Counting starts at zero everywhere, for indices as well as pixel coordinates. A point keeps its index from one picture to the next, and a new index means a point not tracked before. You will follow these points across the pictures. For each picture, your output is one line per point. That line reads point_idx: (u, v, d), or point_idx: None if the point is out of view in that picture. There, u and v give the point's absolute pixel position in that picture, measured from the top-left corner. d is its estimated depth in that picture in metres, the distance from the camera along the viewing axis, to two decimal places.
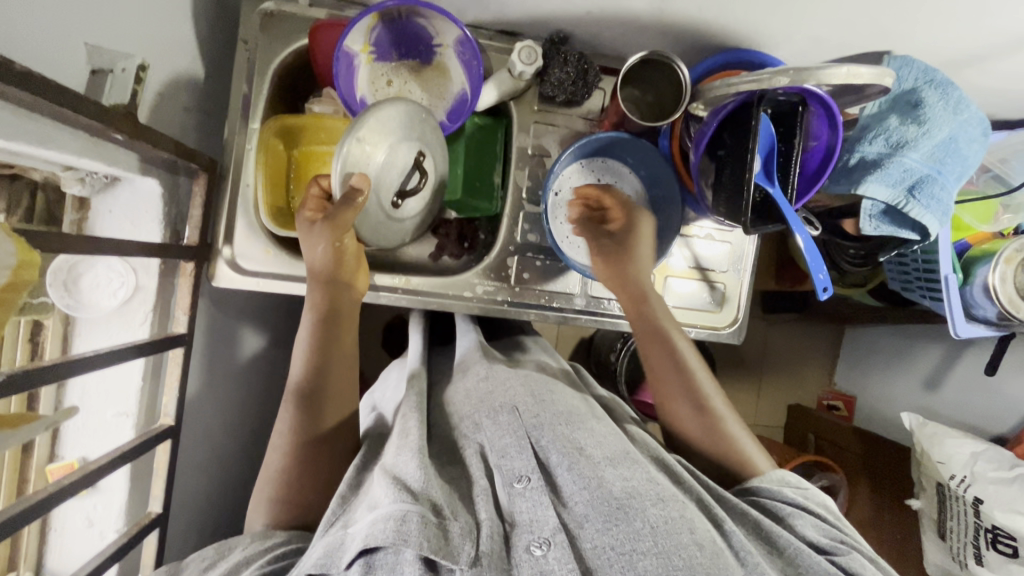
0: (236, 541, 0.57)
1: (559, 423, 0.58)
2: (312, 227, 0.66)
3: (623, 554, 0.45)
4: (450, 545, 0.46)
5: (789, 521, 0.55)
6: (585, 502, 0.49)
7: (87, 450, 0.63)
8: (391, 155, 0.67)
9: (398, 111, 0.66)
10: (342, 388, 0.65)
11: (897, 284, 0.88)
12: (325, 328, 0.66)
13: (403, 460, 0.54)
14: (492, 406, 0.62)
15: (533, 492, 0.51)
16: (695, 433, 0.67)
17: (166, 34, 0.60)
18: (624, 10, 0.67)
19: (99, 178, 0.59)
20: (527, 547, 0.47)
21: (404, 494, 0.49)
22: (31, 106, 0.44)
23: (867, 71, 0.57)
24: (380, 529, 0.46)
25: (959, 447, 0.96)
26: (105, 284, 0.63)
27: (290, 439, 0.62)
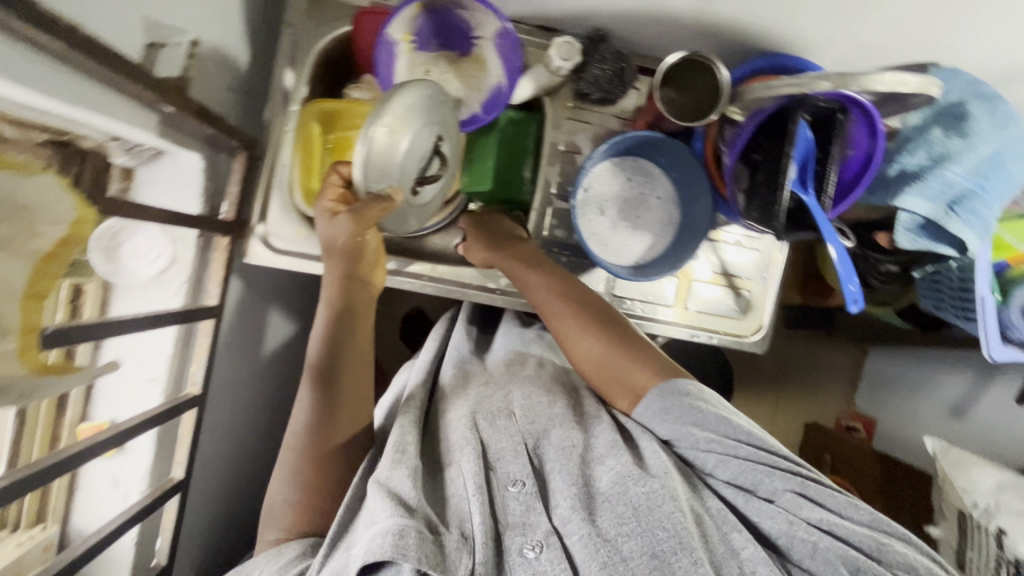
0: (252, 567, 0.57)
1: (555, 426, 0.60)
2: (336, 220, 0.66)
3: (607, 540, 0.49)
4: (446, 559, 0.48)
5: (720, 467, 0.55)
6: (572, 497, 0.52)
7: (117, 413, 0.66)
8: (416, 143, 0.64)
9: (421, 96, 0.63)
10: (355, 384, 0.66)
11: (928, 302, 0.85)
12: (338, 324, 0.66)
13: (396, 476, 0.54)
14: (490, 409, 0.63)
15: (526, 496, 0.54)
16: (603, 376, 0.65)
17: (219, 14, 0.62)
18: (665, 9, 0.67)
19: (145, 150, 0.62)
20: (520, 550, 0.50)
21: (401, 509, 0.50)
22: (91, 74, 0.46)
23: (913, 79, 0.56)
24: (378, 544, 0.46)
25: (985, 476, 0.94)
26: (143, 252, 0.63)
27: (304, 432, 0.63)
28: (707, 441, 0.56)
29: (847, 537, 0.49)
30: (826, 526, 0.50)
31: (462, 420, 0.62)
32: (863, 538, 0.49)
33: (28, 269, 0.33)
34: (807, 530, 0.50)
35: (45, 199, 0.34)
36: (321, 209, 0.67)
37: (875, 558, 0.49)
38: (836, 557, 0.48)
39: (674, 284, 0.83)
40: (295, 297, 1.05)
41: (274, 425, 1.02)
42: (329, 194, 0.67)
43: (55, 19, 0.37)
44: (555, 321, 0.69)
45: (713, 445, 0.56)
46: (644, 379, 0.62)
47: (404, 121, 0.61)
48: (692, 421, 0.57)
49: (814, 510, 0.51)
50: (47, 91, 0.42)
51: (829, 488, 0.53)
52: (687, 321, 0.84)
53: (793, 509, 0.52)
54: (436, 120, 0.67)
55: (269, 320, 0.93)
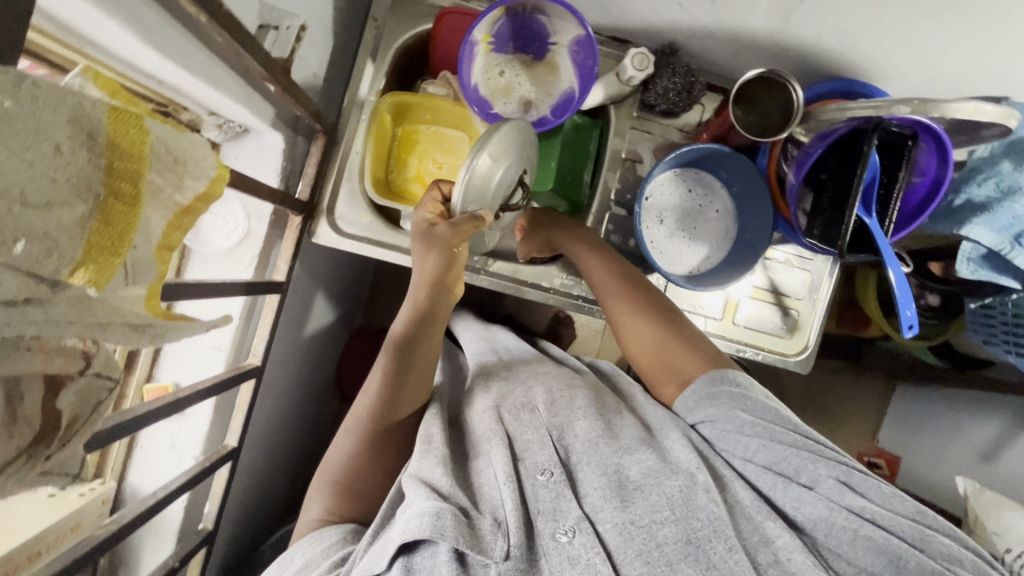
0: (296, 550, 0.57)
1: (579, 420, 0.61)
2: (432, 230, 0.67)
3: (642, 527, 0.49)
4: (481, 541, 0.48)
5: (757, 455, 0.54)
6: (603, 487, 0.52)
7: (180, 377, 0.68)
8: (510, 174, 0.69)
9: (519, 132, 0.68)
10: (421, 372, 0.68)
11: (979, 336, 0.83)
12: (420, 323, 0.67)
13: (426, 466, 0.56)
14: (514, 403, 0.65)
15: (556, 484, 0.53)
16: (651, 359, 0.67)
17: (317, 3, 0.65)
18: (741, 28, 0.69)
19: (234, 126, 0.64)
20: (553, 535, 0.50)
21: (435, 495, 0.51)
22: (214, 48, 0.48)
23: (992, 109, 0.57)
24: (415, 524, 0.47)
25: (1020, 520, 0.92)
26: (221, 225, 0.67)
27: (370, 411, 0.64)
28: (750, 422, 0.56)
29: (891, 527, 0.48)
30: (869, 515, 0.48)
31: (487, 412, 0.63)
32: (908, 530, 0.47)
33: (166, 222, 0.33)
34: (847, 518, 0.48)
35: (196, 154, 0.34)
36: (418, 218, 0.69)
37: (920, 549, 0.47)
38: (877, 546, 0.46)
39: (721, 298, 0.84)
40: (341, 285, 1.07)
41: (307, 408, 1.03)
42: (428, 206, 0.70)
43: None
44: (609, 303, 0.71)
45: (754, 434, 0.55)
46: (695, 367, 0.64)
47: (504, 152, 0.65)
48: (737, 405, 0.58)
49: (856, 497, 0.49)
50: (178, 61, 0.45)
51: (872, 482, 0.51)
52: (733, 335, 0.84)
53: (833, 495, 0.50)
54: (527, 154, 0.72)
55: (317, 304, 0.95)
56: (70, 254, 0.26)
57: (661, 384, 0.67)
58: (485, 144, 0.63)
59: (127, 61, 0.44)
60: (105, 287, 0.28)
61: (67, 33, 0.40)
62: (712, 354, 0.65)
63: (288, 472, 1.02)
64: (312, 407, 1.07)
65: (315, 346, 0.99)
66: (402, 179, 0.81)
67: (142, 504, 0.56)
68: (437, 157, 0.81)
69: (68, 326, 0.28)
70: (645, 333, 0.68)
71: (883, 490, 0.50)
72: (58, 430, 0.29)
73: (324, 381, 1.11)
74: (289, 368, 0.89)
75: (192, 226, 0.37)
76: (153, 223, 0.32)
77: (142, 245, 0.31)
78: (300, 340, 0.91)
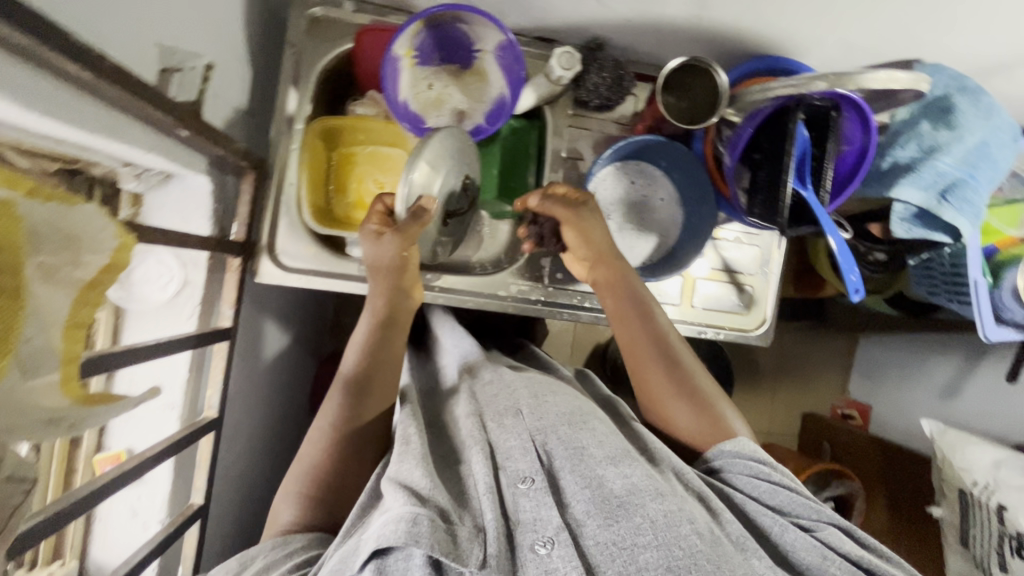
0: (258, 550, 0.56)
1: (562, 424, 0.58)
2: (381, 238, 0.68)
3: (625, 548, 0.47)
4: (459, 549, 0.47)
5: (765, 496, 0.56)
6: (587, 501, 0.51)
7: (133, 442, 0.64)
8: (451, 180, 0.68)
9: (455, 137, 0.67)
10: (386, 375, 0.68)
11: (923, 289, 0.88)
12: (381, 332, 0.70)
13: (406, 468, 0.55)
14: (498, 409, 0.63)
15: (537, 493, 0.52)
16: (683, 421, 0.65)
17: (225, 38, 0.62)
18: (661, 18, 0.69)
19: (154, 175, 0.61)
20: (532, 546, 0.48)
21: (413, 498, 0.50)
22: (111, 102, 0.45)
23: (904, 76, 0.59)
24: (390, 529, 0.46)
25: (982, 454, 0.97)
26: (155, 277, 0.64)
27: (332, 423, 0.64)
28: (768, 471, 0.58)
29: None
30: (864, 564, 0.50)
31: (471, 418, 0.63)
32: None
33: (71, 300, 0.32)
34: (841, 565, 0.50)
35: (91, 227, 0.32)
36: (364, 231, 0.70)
37: None
38: None
39: (678, 283, 0.85)
40: (297, 315, 1.03)
41: (279, 445, 1.00)
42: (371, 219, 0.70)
43: (84, 48, 0.37)
44: (641, 353, 0.68)
45: (771, 484, 0.57)
46: (716, 429, 0.64)
47: (440, 158, 0.65)
48: (757, 458, 0.60)
49: (855, 548, 0.51)
50: (72, 122, 0.42)
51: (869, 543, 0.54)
52: (693, 318, 0.85)
53: (833, 542, 0.52)
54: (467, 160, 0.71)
55: (273, 340, 0.92)
56: None
57: (678, 426, 0.66)
58: (421, 149, 0.62)
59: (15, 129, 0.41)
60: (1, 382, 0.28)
61: None
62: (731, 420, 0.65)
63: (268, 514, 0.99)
64: (287, 443, 1.04)
65: (278, 382, 0.96)
66: (343, 207, 0.78)
67: None
68: (378, 177, 0.78)
69: None
70: (663, 370, 0.67)
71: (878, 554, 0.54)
72: None
73: (297, 415, 1.08)
74: (252, 410, 0.86)
75: (103, 301, 0.35)
76: (53, 304, 0.30)
77: (38, 337, 0.30)
78: (260, 380, 0.88)
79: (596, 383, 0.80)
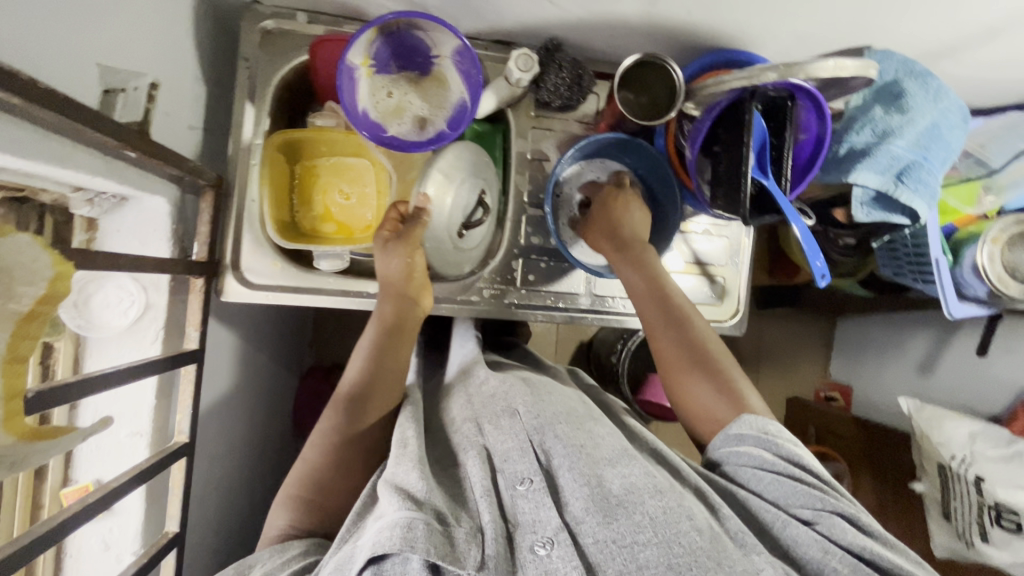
0: (255, 558, 0.55)
1: (560, 421, 0.59)
2: (386, 244, 0.71)
3: (624, 546, 0.46)
4: (456, 552, 0.46)
5: (767, 488, 0.56)
6: (585, 498, 0.50)
7: (102, 472, 0.63)
8: (466, 189, 0.75)
9: (471, 155, 0.75)
10: (388, 388, 0.68)
11: (890, 271, 0.90)
12: (386, 338, 0.69)
13: (404, 471, 0.54)
14: (494, 411, 0.63)
15: (536, 493, 0.52)
16: (698, 409, 0.65)
17: (173, 55, 0.61)
18: (615, 17, 0.70)
19: (108, 199, 0.60)
20: (532, 548, 0.48)
21: (409, 502, 0.49)
22: (48, 126, 0.44)
23: (852, 64, 0.60)
24: (386, 536, 0.45)
25: (958, 428, 0.99)
26: (115, 303, 0.62)
27: (333, 429, 0.64)
28: (772, 461, 0.56)
29: (885, 568, 0.48)
30: (867, 554, 0.49)
31: (466, 422, 0.63)
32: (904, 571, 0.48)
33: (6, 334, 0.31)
34: (843, 559, 0.49)
35: (21, 257, 0.31)
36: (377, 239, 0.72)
37: None
38: None
39: None
40: (273, 333, 1.02)
41: (261, 465, 0.98)
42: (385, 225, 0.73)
43: (11, 74, 0.35)
44: (657, 339, 0.70)
45: (773, 476, 0.55)
46: (729, 412, 0.63)
47: (455, 167, 0.74)
48: (762, 446, 0.58)
49: (858, 538, 0.50)
50: (5, 148, 0.41)
51: (875, 526, 0.52)
52: None
53: (834, 533, 0.50)
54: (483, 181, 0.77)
55: (248, 359, 0.90)
56: None
57: (697, 411, 0.66)
58: (433, 162, 0.73)
59: None
60: None
61: None
62: (749, 401, 0.64)
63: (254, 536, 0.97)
64: (270, 461, 1.03)
65: (256, 403, 0.94)
66: (308, 219, 0.76)
67: None
68: (343, 187, 0.77)
69: None
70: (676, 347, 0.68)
71: (884, 537, 0.52)
72: None
73: (279, 432, 1.07)
74: (229, 432, 0.84)
75: (46, 330, 0.34)
76: None
77: None
78: (236, 401, 0.86)
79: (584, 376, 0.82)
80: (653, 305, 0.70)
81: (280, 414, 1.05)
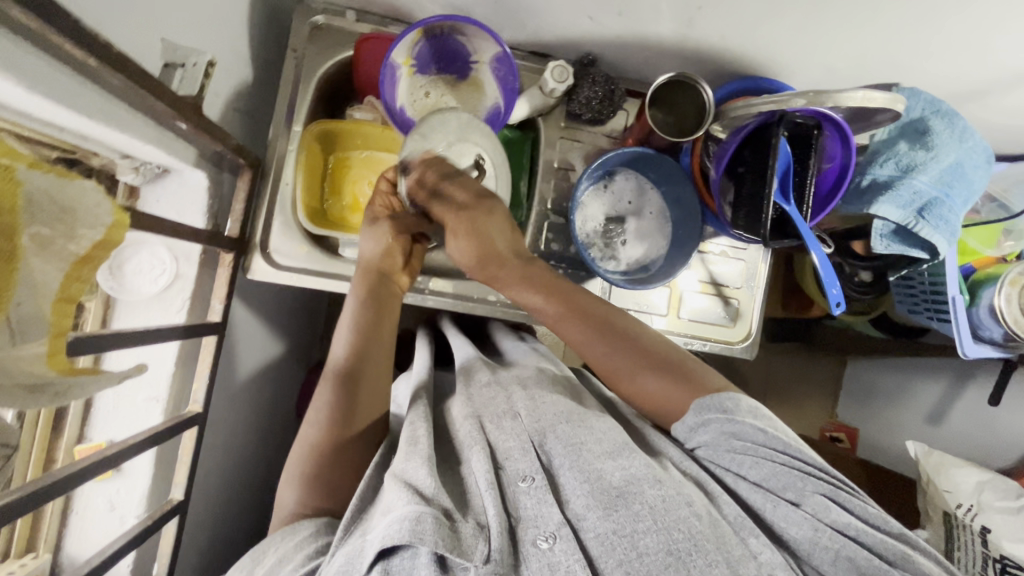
0: (268, 544, 0.55)
1: (562, 422, 0.59)
2: (375, 223, 0.73)
3: (624, 536, 0.46)
4: (463, 543, 0.46)
5: (748, 470, 0.54)
6: (586, 494, 0.50)
7: (115, 433, 0.64)
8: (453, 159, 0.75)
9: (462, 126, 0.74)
10: (377, 355, 0.68)
11: (905, 306, 0.90)
12: (367, 310, 0.69)
13: (412, 467, 0.55)
14: (496, 412, 0.64)
15: (537, 491, 0.52)
16: (649, 401, 0.62)
17: (228, 38, 0.64)
18: (651, 36, 0.72)
19: (152, 168, 0.62)
20: (533, 541, 0.48)
21: (417, 498, 0.49)
22: (112, 91, 0.47)
23: (880, 96, 0.62)
24: (396, 529, 0.45)
25: (966, 476, 0.98)
26: (147, 270, 0.65)
27: (328, 408, 0.64)
28: (750, 441, 0.54)
29: (871, 545, 0.48)
30: (852, 532, 0.48)
31: (468, 421, 0.63)
32: (890, 547, 0.47)
33: (61, 273, 0.32)
34: (833, 537, 0.48)
35: (86, 201, 0.33)
36: (368, 215, 0.75)
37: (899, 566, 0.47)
38: (858, 565, 0.46)
39: (665, 294, 0.86)
40: (288, 319, 1.03)
41: (264, 449, 0.99)
42: (376, 199, 0.75)
43: (92, 36, 0.38)
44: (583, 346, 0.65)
45: (751, 457, 0.54)
46: (687, 397, 0.60)
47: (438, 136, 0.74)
48: (734, 424, 0.55)
49: (842, 515, 0.49)
50: (71, 106, 0.43)
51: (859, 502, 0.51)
52: (679, 329, 0.87)
53: (820, 513, 0.49)
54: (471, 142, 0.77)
55: (263, 341, 0.92)
56: None
57: (651, 402, 0.62)
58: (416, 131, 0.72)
59: (20, 111, 0.43)
60: None
61: None
62: (705, 378, 0.61)
63: (249, 520, 0.97)
64: (273, 449, 1.03)
65: (265, 385, 0.96)
66: (338, 208, 0.80)
67: None
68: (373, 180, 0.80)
69: None
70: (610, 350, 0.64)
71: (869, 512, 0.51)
72: None
73: (285, 420, 1.07)
74: (237, 410, 0.85)
75: (96, 275, 0.35)
76: (45, 277, 0.31)
77: (30, 306, 0.30)
78: (248, 380, 0.88)
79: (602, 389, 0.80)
80: (577, 328, 0.64)
81: (285, 400, 1.06)
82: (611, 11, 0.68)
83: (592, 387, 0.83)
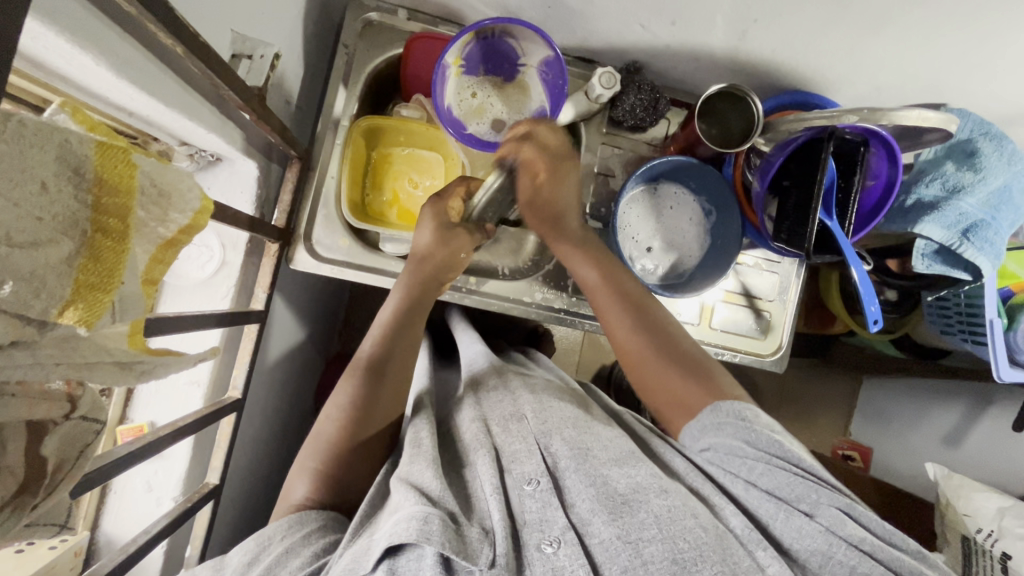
0: (274, 528, 0.54)
1: (567, 427, 0.59)
2: (437, 220, 0.72)
3: (629, 543, 0.45)
4: (468, 547, 0.46)
5: (758, 478, 0.51)
6: (591, 499, 0.50)
7: (156, 416, 0.65)
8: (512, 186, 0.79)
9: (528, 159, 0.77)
10: (403, 361, 0.68)
11: (936, 326, 0.90)
12: (405, 312, 0.69)
13: (418, 468, 0.54)
14: (502, 415, 0.63)
15: (542, 494, 0.52)
16: (662, 397, 0.62)
17: (287, 30, 0.65)
18: (701, 47, 0.72)
19: (205, 156, 0.63)
20: (538, 546, 0.47)
21: (424, 498, 0.49)
22: (184, 77, 0.47)
23: (935, 117, 0.62)
24: (402, 528, 0.45)
25: (986, 501, 0.95)
26: (195, 256, 0.65)
27: (348, 405, 0.63)
28: (761, 449, 0.52)
29: (886, 561, 0.45)
30: (867, 547, 0.45)
31: (474, 423, 0.63)
32: (904, 564, 0.45)
33: (149, 255, 0.32)
34: (847, 552, 0.45)
35: (180, 185, 0.33)
36: (435, 207, 0.73)
37: None
38: None
39: (698, 305, 0.86)
40: (314, 310, 1.04)
41: (283, 439, 0.99)
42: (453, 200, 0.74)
43: (180, 23, 0.39)
44: (613, 327, 0.68)
45: (767, 462, 0.51)
46: (706, 399, 0.59)
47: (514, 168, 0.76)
48: (742, 426, 0.54)
49: (857, 529, 0.46)
50: (150, 92, 0.44)
51: (877, 524, 0.47)
52: (710, 339, 0.87)
53: (834, 525, 0.46)
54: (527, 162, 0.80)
55: (289, 331, 0.93)
56: (58, 293, 0.25)
57: (668, 401, 0.62)
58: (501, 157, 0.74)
59: (99, 95, 0.44)
60: (95, 326, 0.27)
61: (37, 72, 0.39)
62: (724, 384, 0.60)
63: (265, 510, 0.97)
64: (290, 439, 1.03)
65: (288, 375, 0.96)
66: (378, 202, 0.80)
67: (122, 551, 0.52)
68: (413, 177, 0.81)
69: (55, 365, 0.27)
70: (642, 336, 0.65)
71: (884, 530, 0.47)
72: (44, 479, 0.29)
73: (303, 410, 1.08)
74: (264, 398, 0.86)
75: (175, 259, 0.35)
76: (136, 258, 0.31)
77: (131, 281, 0.29)
78: (274, 368, 0.88)
79: (607, 400, 0.79)
80: (609, 302, 0.68)
81: (303, 393, 1.06)
82: (664, 20, 0.68)
83: (596, 396, 0.82)
